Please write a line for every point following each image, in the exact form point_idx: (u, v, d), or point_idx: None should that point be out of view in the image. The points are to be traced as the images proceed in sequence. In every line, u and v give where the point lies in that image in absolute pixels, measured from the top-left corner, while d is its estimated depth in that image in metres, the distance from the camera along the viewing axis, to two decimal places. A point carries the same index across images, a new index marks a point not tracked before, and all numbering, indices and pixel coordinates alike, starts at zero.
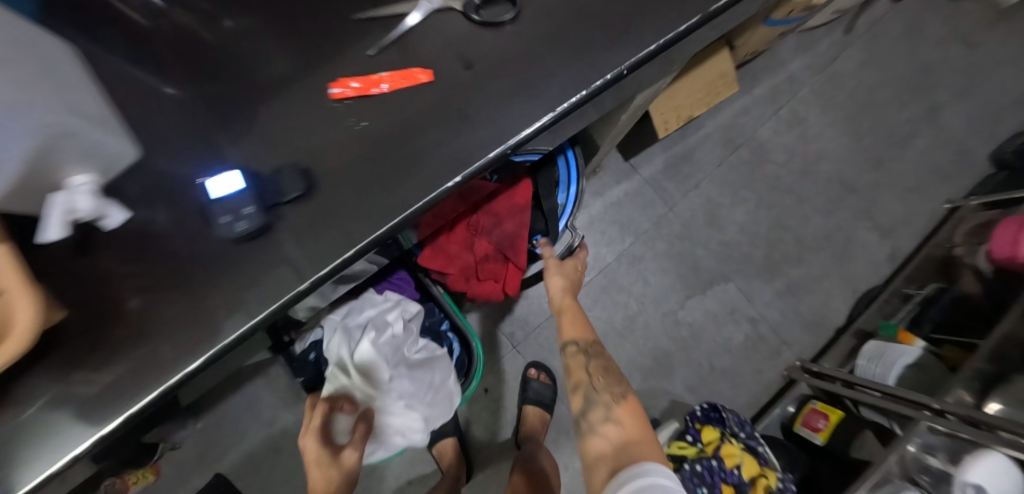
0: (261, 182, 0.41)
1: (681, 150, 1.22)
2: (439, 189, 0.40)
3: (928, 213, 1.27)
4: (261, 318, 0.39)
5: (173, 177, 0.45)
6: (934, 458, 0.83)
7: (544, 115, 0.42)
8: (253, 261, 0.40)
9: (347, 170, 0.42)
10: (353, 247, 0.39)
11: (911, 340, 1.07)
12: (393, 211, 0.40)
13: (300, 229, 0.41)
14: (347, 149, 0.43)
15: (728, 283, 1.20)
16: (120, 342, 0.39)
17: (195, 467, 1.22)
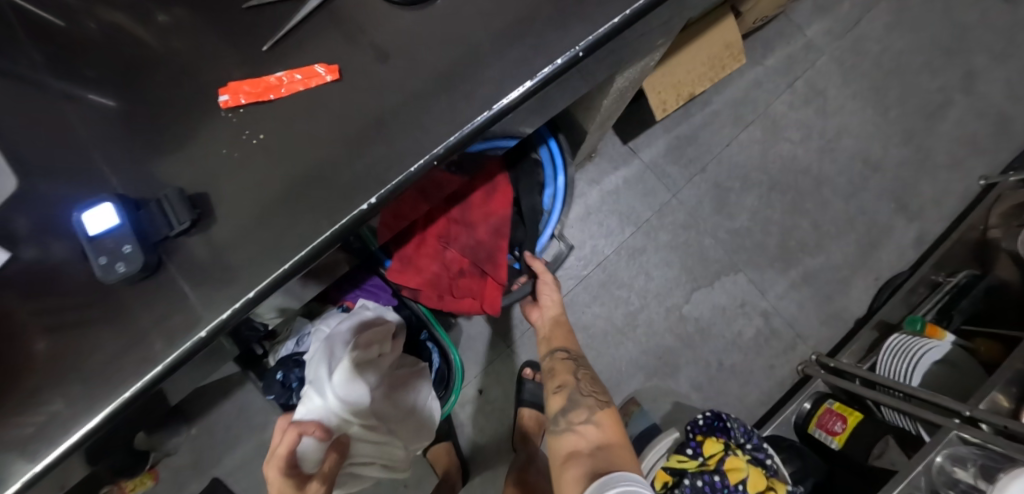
0: (143, 214, 0.35)
1: (684, 130, 1.12)
2: (351, 214, 0.33)
3: (961, 191, 1.15)
4: (158, 373, 0.33)
5: (70, 206, 0.39)
6: (963, 471, 0.75)
7: (479, 114, 0.34)
8: (154, 305, 0.35)
9: (248, 193, 0.36)
10: (255, 288, 0.33)
11: (940, 334, 0.98)
12: (301, 241, 0.34)
13: (197, 266, 0.35)
14: (254, 164, 0.36)
15: (737, 274, 1.12)
16: (15, 400, 0.35)
17: (190, 474, 1.20)
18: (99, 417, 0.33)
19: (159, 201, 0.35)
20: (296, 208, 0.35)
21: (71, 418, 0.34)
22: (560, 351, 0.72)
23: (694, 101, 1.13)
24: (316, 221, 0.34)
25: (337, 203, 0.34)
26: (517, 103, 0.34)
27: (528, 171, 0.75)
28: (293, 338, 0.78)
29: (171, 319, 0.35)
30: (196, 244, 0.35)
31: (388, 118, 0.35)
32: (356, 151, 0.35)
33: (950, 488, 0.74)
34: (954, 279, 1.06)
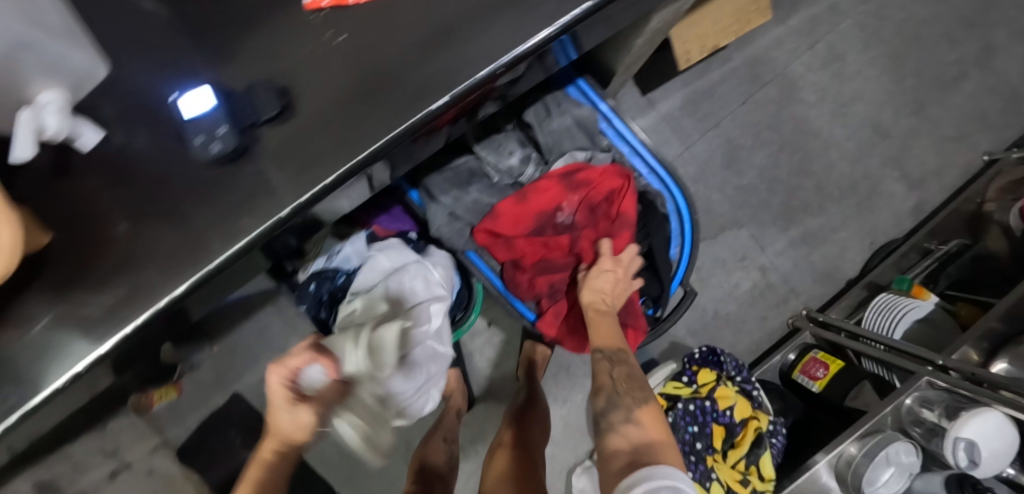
0: (233, 100, 0.38)
1: (703, 85, 1.14)
2: (424, 110, 0.37)
3: (963, 165, 1.19)
4: (245, 244, 0.39)
5: (157, 97, 0.43)
6: (929, 411, 0.82)
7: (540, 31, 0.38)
8: (237, 185, 0.40)
9: (327, 87, 0.39)
10: (333, 173, 0.38)
11: (925, 294, 1.04)
12: (374, 134, 0.38)
13: (277, 154, 0.39)
14: (333, 60, 0.40)
15: (740, 230, 1.17)
16: (109, 264, 0.41)
17: (212, 388, 1.28)
18: (192, 280, 0.39)
19: (249, 91, 0.39)
20: (371, 102, 0.39)
21: (169, 278, 0.40)
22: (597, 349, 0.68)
23: (714, 57, 1.14)
24: (389, 116, 0.38)
25: (405, 101, 0.38)
26: (577, 21, 0.39)
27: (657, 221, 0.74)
28: (322, 256, 0.83)
29: (255, 197, 0.39)
30: (275, 132, 0.39)
31: (456, 27, 0.39)
32: (424, 52, 0.39)
33: (917, 426, 0.83)
34: (945, 247, 1.11)
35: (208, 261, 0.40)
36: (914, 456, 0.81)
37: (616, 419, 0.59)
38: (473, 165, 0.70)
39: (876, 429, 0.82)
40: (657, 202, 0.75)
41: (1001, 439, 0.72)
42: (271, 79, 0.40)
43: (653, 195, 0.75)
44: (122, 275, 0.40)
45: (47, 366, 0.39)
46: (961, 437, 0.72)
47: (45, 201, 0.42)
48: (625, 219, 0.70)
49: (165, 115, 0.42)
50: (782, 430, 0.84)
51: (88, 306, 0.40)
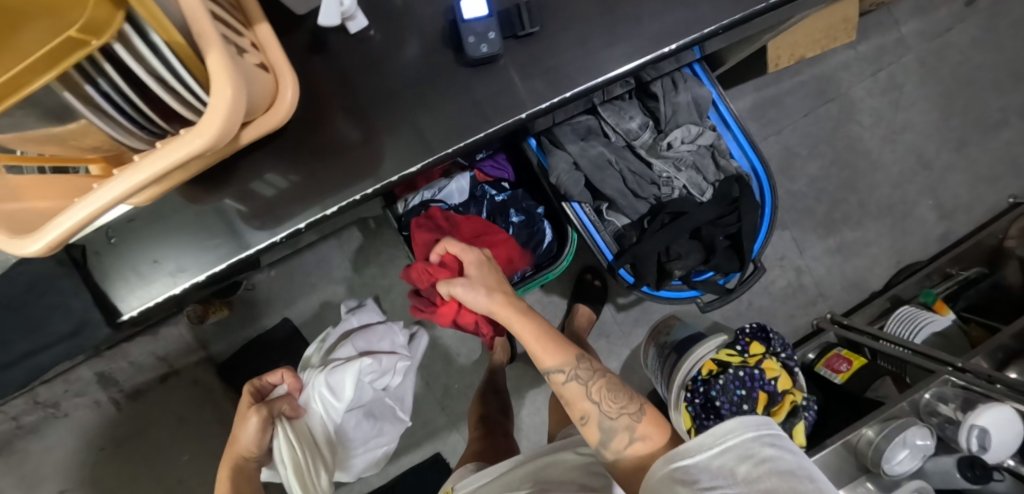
0: (499, 14, 0.52)
1: (772, 92, 1.23)
2: (659, 52, 0.54)
3: (990, 203, 1.31)
4: (491, 132, 0.54)
5: (405, 15, 0.54)
6: (945, 406, 0.92)
7: (702, 28, 0.54)
8: (485, 83, 0.54)
9: (575, 19, 0.54)
10: (571, 90, 0.53)
11: (945, 311, 1.15)
12: (611, 64, 0.54)
13: (522, 67, 0.54)
14: (555, 17, 0.53)
15: (784, 231, 1.26)
16: (340, 139, 0.54)
17: (263, 310, 1.33)
18: (420, 166, 0.54)
19: (514, 10, 0.52)
20: (577, 57, 0.54)
21: (405, 158, 0.54)
22: (557, 374, 0.65)
23: (787, 68, 1.23)
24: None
25: (598, 61, 0.54)
26: (765, 10, 0.55)
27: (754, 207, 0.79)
28: (426, 191, 0.90)
29: (491, 102, 0.54)
30: (507, 54, 0.53)
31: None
32: (619, 28, 0.54)
33: (932, 416, 0.93)
34: (966, 273, 1.22)
35: (444, 147, 0.54)
36: (928, 440, 0.90)
37: (618, 446, 0.59)
38: (591, 123, 0.78)
39: (896, 415, 0.93)
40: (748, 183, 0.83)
41: (1005, 431, 0.84)
42: (508, 18, 0.52)
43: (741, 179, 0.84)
44: (348, 151, 0.54)
45: (233, 239, 0.55)
46: (978, 424, 0.83)
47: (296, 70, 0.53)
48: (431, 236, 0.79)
49: (425, 16, 0.54)
50: (813, 405, 0.95)
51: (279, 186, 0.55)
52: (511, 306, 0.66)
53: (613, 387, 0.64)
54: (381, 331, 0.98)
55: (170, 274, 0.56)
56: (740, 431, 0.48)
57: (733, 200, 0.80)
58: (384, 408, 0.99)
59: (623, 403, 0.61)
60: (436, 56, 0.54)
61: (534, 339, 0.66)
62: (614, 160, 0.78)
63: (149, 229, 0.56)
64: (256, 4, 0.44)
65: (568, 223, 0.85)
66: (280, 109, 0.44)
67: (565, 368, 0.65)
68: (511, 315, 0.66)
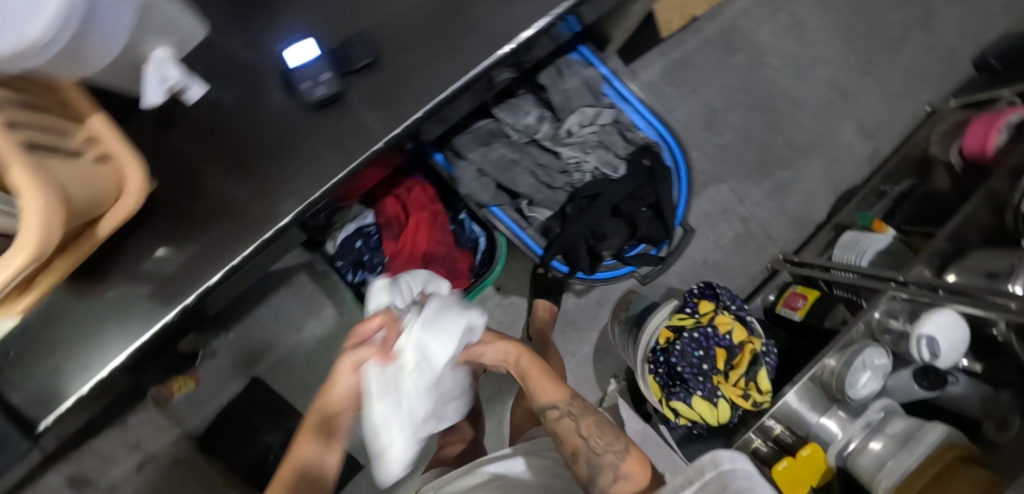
0: (331, 54, 0.51)
1: (680, 55, 1.24)
2: (497, 52, 0.51)
3: (910, 115, 1.35)
4: (352, 168, 0.51)
5: (252, 65, 0.52)
6: (896, 321, 0.94)
7: (534, 22, 0.52)
8: (337, 122, 0.52)
9: (408, 39, 0.52)
10: (420, 111, 0.51)
11: (884, 228, 1.17)
12: (452, 77, 0.51)
13: (367, 99, 0.52)
14: (400, 36, 0.52)
15: (721, 185, 1.29)
16: (212, 207, 0.52)
17: (231, 375, 1.31)
18: (290, 216, 0.51)
19: (347, 46, 0.51)
20: (420, 73, 0.52)
21: (274, 212, 0.52)
22: (552, 409, 0.68)
23: (688, 28, 1.25)
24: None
25: (438, 75, 0.51)
26: None
27: (665, 175, 0.81)
28: (352, 222, 0.90)
29: (346, 141, 0.52)
30: (359, 84, 0.52)
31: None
32: (458, 33, 0.52)
33: (886, 334, 0.95)
34: (898, 188, 1.26)
35: (308, 194, 0.52)
36: (885, 359, 0.91)
37: (606, 483, 0.61)
38: (492, 126, 0.78)
39: (851, 341, 0.94)
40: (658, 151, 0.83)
41: (948, 335, 0.85)
42: (349, 47, 0.51)
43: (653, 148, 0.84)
44: (221, 216, 0.52)
45: (127, 327, 0.53)
46: (925, 333, 0.84)
47: (150, 147, 0.51)
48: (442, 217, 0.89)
49: (265, 66, 0.52)
50: (773, 349, 0.96)
51: (162, 266, 0.53)
52: (528, 357, 0.70)
53: (602, 427, 0.66)
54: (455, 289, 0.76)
55: (75, 376, 0.54)
56: (716, 466, 0.51)
57: (647, 169, 0.82)
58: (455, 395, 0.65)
59: (609, 440, 0.64)
60: (287, 101, 0.51)
61: (535, 376, 0.70)
62: (518, 156, 0.78)
63: (47, 334, 0.54)
64: (82, 94, 0.43)
65: (496, 227, 0.86)
66: (127, 197, 0.44)
67: (561, 404, 0.68)
68: (525, 364, 0.70)
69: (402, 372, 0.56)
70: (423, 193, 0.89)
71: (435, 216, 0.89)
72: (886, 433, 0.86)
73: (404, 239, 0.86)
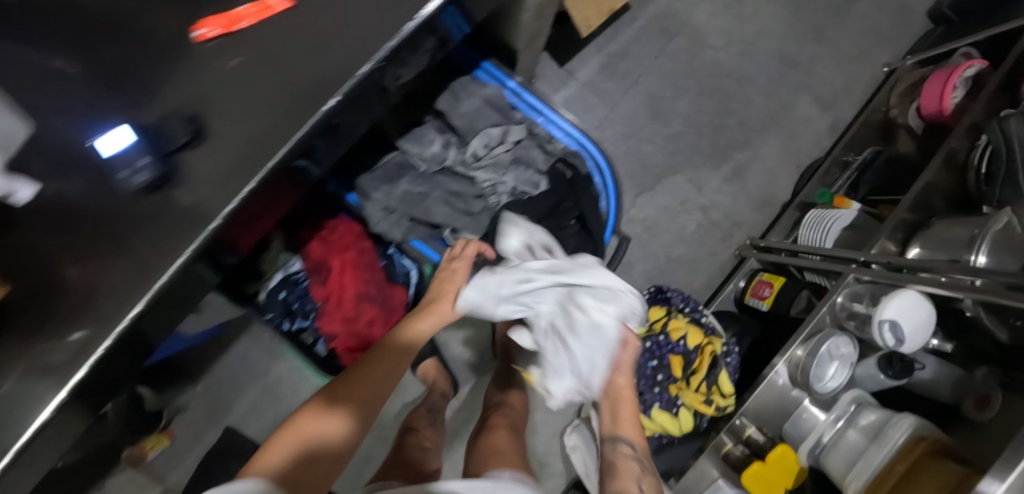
0: (149, 133, 0.42)
1: (617, 47, 1.20)
2: (352, 76, 0.43)
3: (867, 78, 1.29)
4: (198, 243, 0.41)
5: (59, 145, 0.42)
6: (860, 304, 0.88)
7: (372, 54, 0.44)
8: (177, 194, 0.42)
9: (237, 92, 0.43)
10: (271, 159, 0.42)
11: (846, 203, 1.11)
12: (300, 116, 0.43)
13: (206, 164, 0.43)
14: (222, 92, 0.43)
15: (677, 177, 1.24)
16: (65, 313, 0.40)
17: (205, 426, 1.30)
18: (124, 320, 0.39)
19: (166, 119, 0.42)
20: (249, 133, 0.43)
21: (120, 306, 0.40)
22: (625, 446, 0.65)
23: (622, 18, 1.21)
24: (296, 117, 0.43)
25: (272, 132, 0.43)
26: None
27: (586, 186, 0.77)
28: (280, 271, 0.88)
29: (196, 208, 0.42)
30: (190, 158, 0.43)
31: (337, 23, 0.44)
32: (284, 78, 0.44)
33: (851, 319, 0.89)
34: (861, 157, 1.20)
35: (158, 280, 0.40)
36: (852, 347, 0.87)
37: None
38: (401, 159, 0.76)
39: (817, 331, 0.90)
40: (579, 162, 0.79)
41: (908, 316, 0.78)
42: (163, 115, 0.43)
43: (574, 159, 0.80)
44: (77, 321, 0.40)
45: None
46: (885, 317, 0.77)
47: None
48: (370, 252, 0.87)
49: (97, 150, 0.42)
50: (735, 349, 0.92)
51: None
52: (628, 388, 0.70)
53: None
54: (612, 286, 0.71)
55: None
56: None
57: (569, 181, 0.78)
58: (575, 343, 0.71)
59: None
60: (114, 189, 0.42)
61: (626, 409, 0.68)
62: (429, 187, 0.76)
63: None
64: None
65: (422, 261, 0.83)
66: None
67: (639, 450, 0.65)
68: (625, 392, 0.69)
69: (576, 332, 0.70)
70: (348, 231, 0.87)
71: (363, 252, 0.86)
72: (857, 425, 0.81)
73: (330, 283, 0.85)
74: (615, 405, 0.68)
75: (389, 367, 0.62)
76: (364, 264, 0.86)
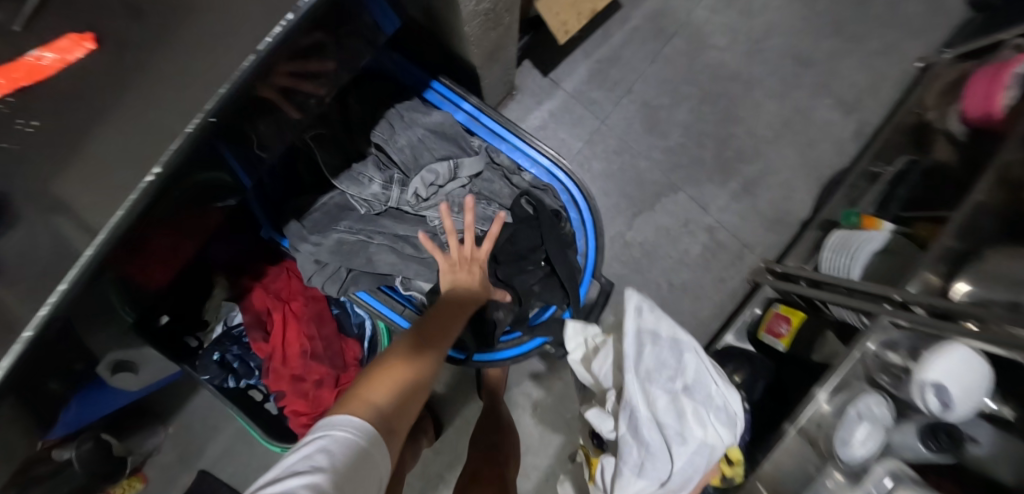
0: None
1: (606, 52, 1.10)
2: (179, 135, 0.32)
3: (897, 75, 1.14)
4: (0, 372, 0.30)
5: None
6: (895, 355, 0.74)
7: (200, 106, 0.33)
8: None
9: (48, 157, 0.33)
10: (88, 247, 0.31)
11: (877, 224, 0.96)
12: (120, 188, 0.32)
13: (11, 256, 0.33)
14: (20, 162, 0.33)
15: (678, 194, 1.11)
16: None
17: (178, 471, 1.21)
18: None
19: None
20: (56, 218, 0.32)
21: None
22: None
23: (611, 20, 1.11)
24: (116, 180, 0.32)
25: (83, 214, 0.32)
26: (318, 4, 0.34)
27: (548, 220, 0.75)
28: (220, 323, 0.83)
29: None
30: None
31: (175, 50, 0.34)
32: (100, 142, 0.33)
33: (885, 373, 0.76)
34: (892, 167, 1.04)
35: None
36: (885, 407, 0.74)
37: None
38: (339, 200, 0.73)
39: (847, 384, 0.75)
40: (549, 195, 0.77)
41: (959, 379, 0.65)
42: None
43: (541, 188, 0.77)
44: None
45: None
46: (930, 380, 0.65)
47: None
48: (319, 300, 0.82)
49: None
50: (743, 406, 0.83)
51: None
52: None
53: None
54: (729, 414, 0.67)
55: None
56: None
57: (533, 216, 0.77)
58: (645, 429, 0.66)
59: None
60: None
61: None
62: (370, 230, 0.72)
63: None
64: None
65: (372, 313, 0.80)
66: None
67: None
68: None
69: (686, 441, 0.64)
70: (292, 279, 0.82)
71: (311, 300, 0.81)
72: None
73: (272, 340, 0.77)
74: None
75: (441, 335, 0.63)
76: (311, 314, 0.80)
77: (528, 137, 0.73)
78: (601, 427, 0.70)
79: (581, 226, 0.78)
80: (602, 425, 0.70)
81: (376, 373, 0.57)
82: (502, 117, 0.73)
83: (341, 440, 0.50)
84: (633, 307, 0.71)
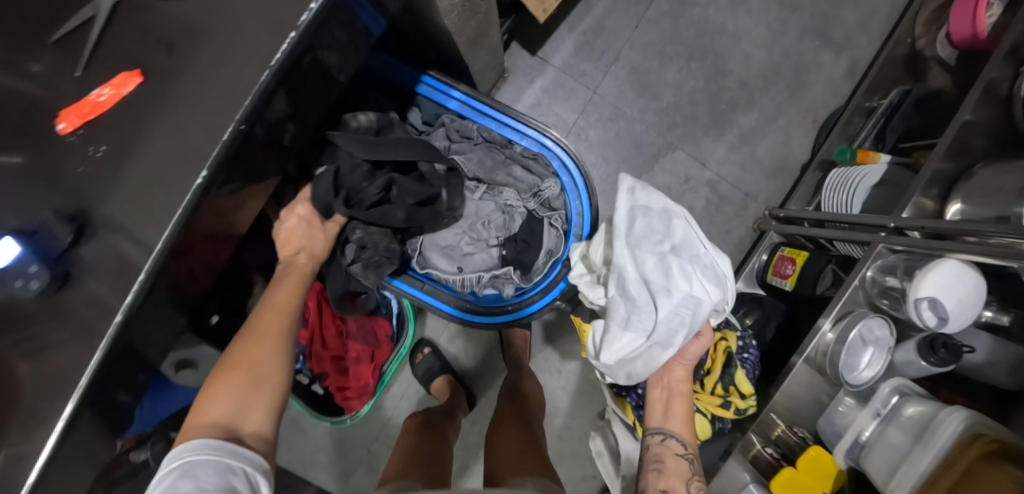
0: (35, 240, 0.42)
1: (591, 23, 1.14)
2: (219, 143, 0.42)
3: (886, 7, 1.14)
4: (106, 345, 0.42)
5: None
6: (894, 278, 0.77)
7: (232, 116, 0.43)
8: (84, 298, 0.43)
9: (117, 176, 0.42)
10: (158, 244, 0.42)
11: (873, 157, 0.98)
12: (176, 200, 0.43)
13: (101, 260, 0.43)
14: (89, 181, 0.42)
15: (676, 152, 1.14)
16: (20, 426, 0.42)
17: None
18: (64, 419, 0.42)
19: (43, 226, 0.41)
20: (126, 232, 0.43)
21: (51, 401, 0.42)
22: (656, 433, 0.71)
23: None
24: (175, 188, 0.42)
25: (151, 218, 0.43)
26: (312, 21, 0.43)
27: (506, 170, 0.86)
28: None
29: (103, 298, 0.43)
30: (81, 254, 0.43)
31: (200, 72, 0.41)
32: (156, 160, 0.43)
33: (883, 297, 0.78)
34: (886, 100, 1.05)
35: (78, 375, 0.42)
36: (887, 329, 0.77)
37: None
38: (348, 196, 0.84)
39: (847, 311, 0.80)
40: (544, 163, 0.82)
41: (952, 292, 0.68)
42: (46, 216, 0.42)
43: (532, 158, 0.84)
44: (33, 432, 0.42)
45: None
46: (924, 295, 0.68)
47: None
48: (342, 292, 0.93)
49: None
50: (752, 343, 0.85)
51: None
52: (682, 381, 0.73)
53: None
54: (713, 271, 0.70)
55: None
56: None
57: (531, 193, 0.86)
58: (631, 285, 0.69)
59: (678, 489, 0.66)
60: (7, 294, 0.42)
61: (675, 407, 0.72)
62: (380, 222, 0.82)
63: None
64: None
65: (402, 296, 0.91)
66: None
67: (688, 447, 0.69)
68: (681, 387, 0.73)
69: (671, 294, 0.67)
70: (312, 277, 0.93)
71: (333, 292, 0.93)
72: (899, 423, 0.71)
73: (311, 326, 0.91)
74: (665, 396, 0.73)
75: (280, 324, 0.68)
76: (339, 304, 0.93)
77: (515, 115, 0.79)
78: (593, 295, 0.74)
79: (574, 190, 0.82)
80: (592, 293, 0.74)
81: (226, 365, 0.61)
82: (488, 97, 0.80)
83: (209, 466, 0.49)
84: (625, 186, 0.73)
